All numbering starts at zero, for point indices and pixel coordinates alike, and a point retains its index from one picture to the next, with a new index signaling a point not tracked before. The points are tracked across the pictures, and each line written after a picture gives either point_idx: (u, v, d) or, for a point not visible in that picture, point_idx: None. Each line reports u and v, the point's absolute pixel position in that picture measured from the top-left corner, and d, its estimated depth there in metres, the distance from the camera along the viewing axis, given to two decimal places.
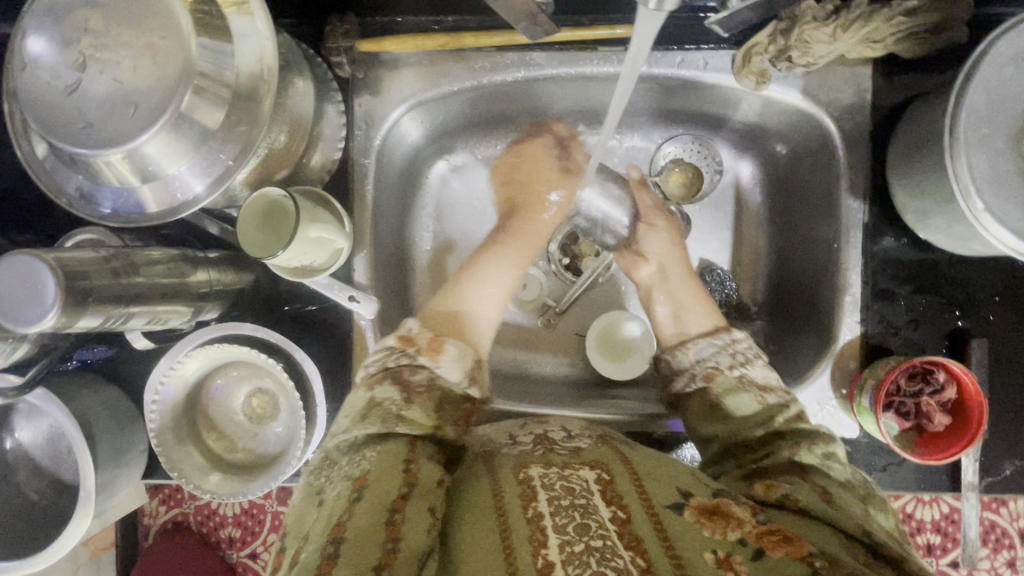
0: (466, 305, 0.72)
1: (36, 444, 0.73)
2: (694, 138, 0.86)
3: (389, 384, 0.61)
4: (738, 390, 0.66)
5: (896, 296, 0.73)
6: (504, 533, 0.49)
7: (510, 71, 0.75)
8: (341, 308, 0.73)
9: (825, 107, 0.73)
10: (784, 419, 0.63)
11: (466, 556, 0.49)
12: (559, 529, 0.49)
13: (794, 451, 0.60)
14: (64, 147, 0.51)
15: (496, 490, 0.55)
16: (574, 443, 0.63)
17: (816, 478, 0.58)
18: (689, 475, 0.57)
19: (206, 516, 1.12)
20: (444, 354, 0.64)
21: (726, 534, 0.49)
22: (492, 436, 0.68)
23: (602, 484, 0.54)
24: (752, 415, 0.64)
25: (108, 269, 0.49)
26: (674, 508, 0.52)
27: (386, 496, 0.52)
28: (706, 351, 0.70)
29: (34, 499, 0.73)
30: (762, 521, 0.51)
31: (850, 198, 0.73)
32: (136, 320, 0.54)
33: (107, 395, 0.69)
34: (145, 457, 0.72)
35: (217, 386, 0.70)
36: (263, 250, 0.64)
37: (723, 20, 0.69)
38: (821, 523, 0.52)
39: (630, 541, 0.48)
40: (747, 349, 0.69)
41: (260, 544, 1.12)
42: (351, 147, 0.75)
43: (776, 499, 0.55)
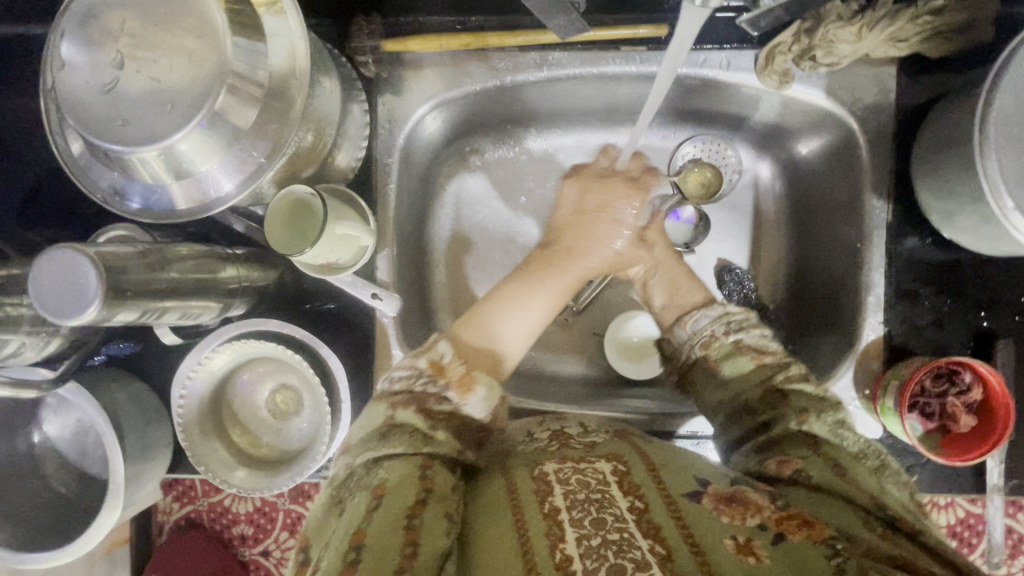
0: (493, 335, 0.69)
1: (62, 437, 0.75)
2: (712, 138, 0.87)
3: (412, 408, 0.59)
4: (737, 354, 0.65)
5: (919, 296, 0.73)
6: (521, 528, 0.50)
7: (533, 71, 0.76)
8: (363, 305, 0.73)
9: (849, 106, 0.73)
10: (786, 378, 0.62)
11: (485, 554, 0.49)
12: (575, 523, 0.49)
13: (803, 418, 0.59)
14: (101, 144, 0.52)
15: (512, 487, 0.55)
16: (590, 438, 0.63)
17: (828, 450, 0.57)
18: (707, 468, 0.57)
19: (220, 512, 1.13)
20: (474, 392, 0.61)
21: (746, 519, 0.49)
22: (511, 434, 0.68)
23: (618, 476, 0.54)
24: (751, 376, 0.64)
25: (143, 263, 0.49)
26: (690, 497, 0.52)
27: (404, 503, 0.52)
28: (703, 322, 0.70)
29: (59, 491, 0.74)
30: (780, 507, 0.51)
31: (873, 198, 0.73)
32: (169, 315, 0.55)
33: (134, 389, 0.70)
34: (169, 451, 0.73)
35: (242, 381, 0.71)
36: (291, 248, 0.65)
37: (750, 18, 0.68)
38: (841, 501, 0.52)
39: (648, 530, 0.48)
40: (743, 318, 0.68)
41: (273, 541, 1.13)
42: (374, 146, 0.76)
43: (790, 474, 0.56)
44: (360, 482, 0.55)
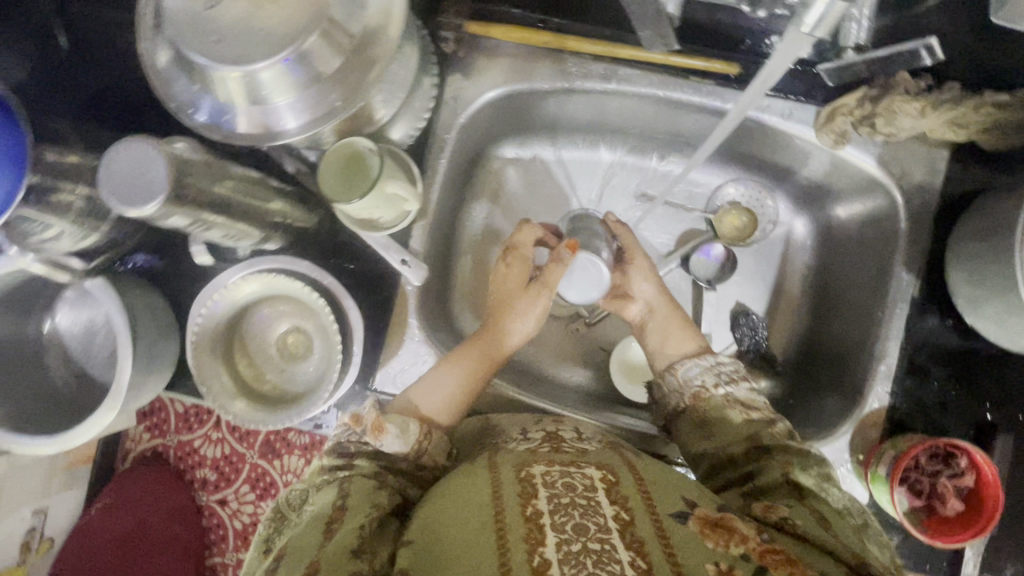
0: (435, 390, 0.71)
1: (71, 332, 0.75)
2: (756, 185, 0.90)
3: (333, 454, 0.64)
4: (726, 407, 0.68)
5: (930, 375, 0.73)
6: (499, 526, 0.50)
7: (601, 82, 0.77)
8: (389, 268, 0.74)
9: (896, 178, 0.74)
10: (771, 433, 0.64)
11: (448, 546, 0.50)
12: (556, 527, 0.49)
13: (788, 469, 0.60)
14: (190, 55, 0.54)
15: (496, 485, 0.56)
16: (582, 444, 0.65)
17: (815, 506, 0.57)
18: (695, 488, 0.58)
19: (186, 453, 1.25)
20: (387, 433, 0.62)
21: (728, 547, 0.49)
22: (506, 428, 0.73)
23: (607, 484, 0.55)
24: (739, 432, 0.66)
25: (202, 169, 0.50)
26: (677, 517, 0.52)
27: (321, 518, 0.56)
28: (693, 370, 0.72)
29: (56, 385, 0.74)
30: (765, 540, 0.51)
31: (901, 271, 0.74)
32: (214, 231, 0.57)
33: (153, 300, 0.71)
34: (171, 368, 0.74)
35: (261, 314, 0.72)
36: (337, 197, 0.66)
37: (833, 68, 0.73)
38: (820, 549, 0.51)
39: (631, 542, 0.48)
40: (731, 370, 0.71)
41: (232, 492, 1.24)
42: (436, 120, 0.78)
43: (775, 521, 0.54)
44: (293, 518, 0.59)
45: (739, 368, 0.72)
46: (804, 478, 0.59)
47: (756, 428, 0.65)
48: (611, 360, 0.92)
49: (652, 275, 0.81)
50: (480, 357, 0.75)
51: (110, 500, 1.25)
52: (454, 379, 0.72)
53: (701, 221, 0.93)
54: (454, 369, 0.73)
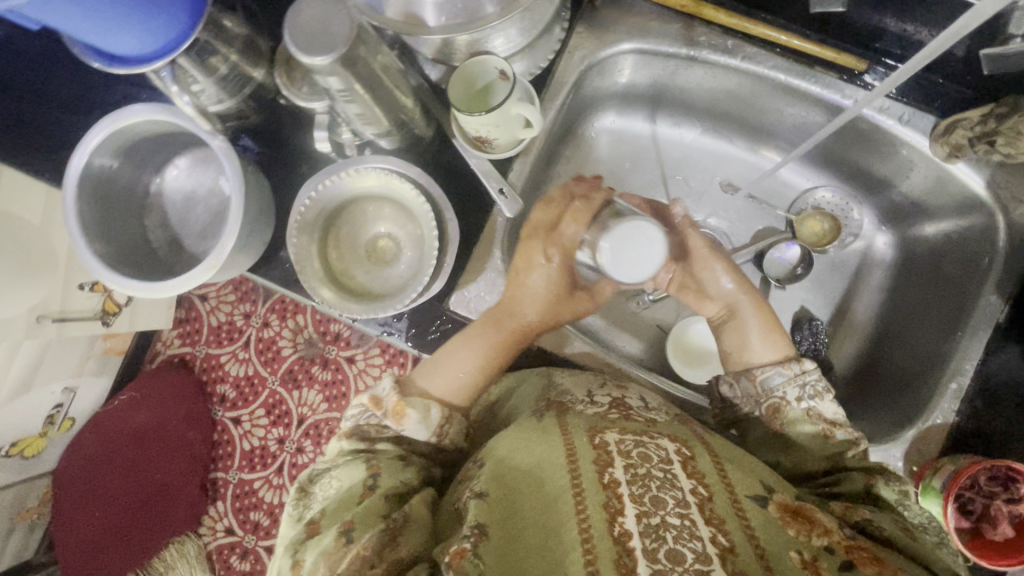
0: (451, 370, 0.68)
1: (173, 199, 0.78)
2: (845, 194, 0.91)
3: (357, 439, 0.64)
4: (806, 421, 0.67)
5: (1001, 402, 0.72)
6: (578, 491, 0.52)
7: (725, 56, 0.78)
8: (486, 195, 0.76)
9: (1003, 202, 0.74)
10: (854, 456, 0.65)
11: (526, 504, 0.53)
12: (635, 499, 0.51)
13: (870, 481, 0.62)
14: None
15: (570, 447, 0.57)
16: (650, 415, 0.66)
17: (896, 513, 0.58)
18: (771, 474, 0.59)
19: (213, 366, 1.33)
20: (408, 418, 0.64)
21: (812, 537, 0.51)
22: (570, 387, 0.72)
23: (683, 458, 0.56)
24: (819, 449, 0.66)
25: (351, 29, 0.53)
26: (756, 500, 0.54)
27: (353, 501, 0.58)
28: (776, 379, 0.69)
29: (150, 245, 0.77)
30: (849, 535, 0.53)
31: (990, 294, 0.74)
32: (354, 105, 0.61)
33: (262, 179, 0.73)
34: (260, 250, 0.75)
35: (359, 212, 0.74)
36: (462, 107, 0.68)
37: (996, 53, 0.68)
38: (909, 556, 0.53)
39: (710, 517, 0.50)
40: (818, 381, 0.68)
41: (247, 412, 1.31)
42: (557, 64, 0.79)
43: (857, 521, 0.57)
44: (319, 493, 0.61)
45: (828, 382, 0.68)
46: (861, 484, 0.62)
47: (841, 449, 0.65)
48: (668, 338, 0.93)
49: (732, 274, 0.78)
50: (503, 342, 0.70)
51: (137, 394, 1.30)
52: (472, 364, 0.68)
53: (781, 221, 0.94)
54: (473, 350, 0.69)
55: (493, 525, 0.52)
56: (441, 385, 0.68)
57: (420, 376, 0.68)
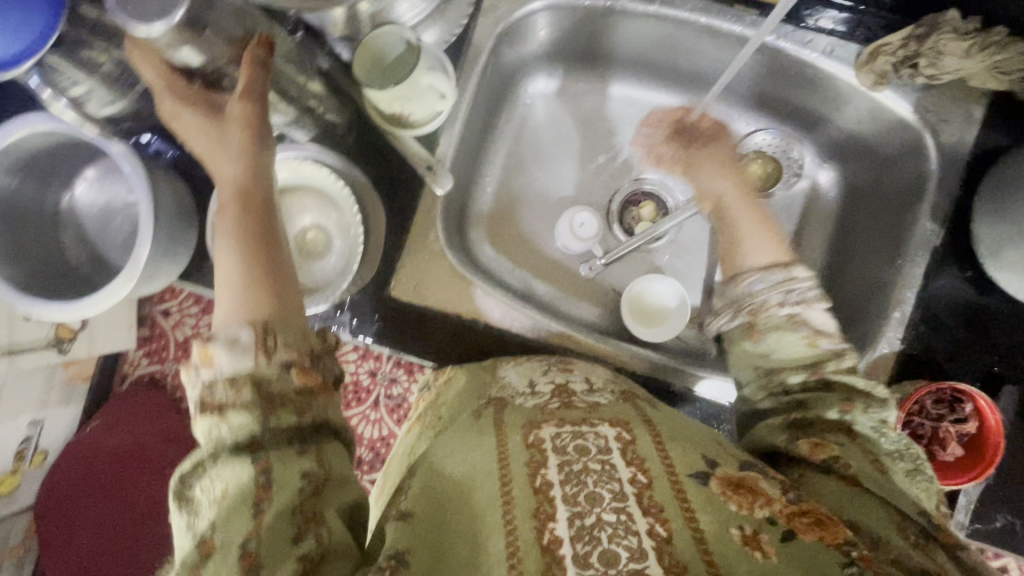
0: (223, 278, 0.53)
1: (89, 213, 0.75)
2: (784, 135, 0.90)
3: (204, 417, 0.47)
4: (785, 328, 0.63)
5: (944, 325, 0.73)
6: (507, 506, 0.51)
7: (643, 3, 0.76)
8: (413, 174, 0.73)
9: (932, 126, 0.73)
10: (835, 367, 0.60)
11: (457, 516, 0.53)
12: (568, 500, 0.49)
13: (847, 407, 0.59)
14: None
15: (504, 453, 0.56)
16: (593, 397, 0.64)
17: (868, 445, 0.57)
18: (716, 443, 0.58)
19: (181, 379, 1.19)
20: (218, 354, 0.48)
21: (753, 510, 0.50)
22: (511, 378, 0.69)
23: (622, 444, 0.54)
24: (797, 355, 0.62)
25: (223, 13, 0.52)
26: (699, 479, 0.52)
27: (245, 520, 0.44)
28: (757, 285, 0.66)
29: (70, 262, 0.73)
30: (793, 500, 0.51)
31: (926, 219, 0.74)
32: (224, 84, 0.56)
33: (174, 181, 0.70)
34: (186, 257, 0.73)
35: (283, 206, 0.71)
36: (371, 82, 0.65)
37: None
38: (874, 498, 0.53)
39: (647, 506, 0.49)
40: (806, 289, 0.64)
41: None
42: (472, 28, 0.75)
43: (824, 461, 0.57)
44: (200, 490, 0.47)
45: (817, 289, 0.64)
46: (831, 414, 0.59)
47: (820, 359, 0.61)
48: (625, 299, 0.91)
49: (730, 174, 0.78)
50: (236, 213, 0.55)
51: (107, 417, 1.21)
52: (234, 255, 0.54)
53: None
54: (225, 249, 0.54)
55: (416, 550, 0.50)
56: (233, 310, 0.52)
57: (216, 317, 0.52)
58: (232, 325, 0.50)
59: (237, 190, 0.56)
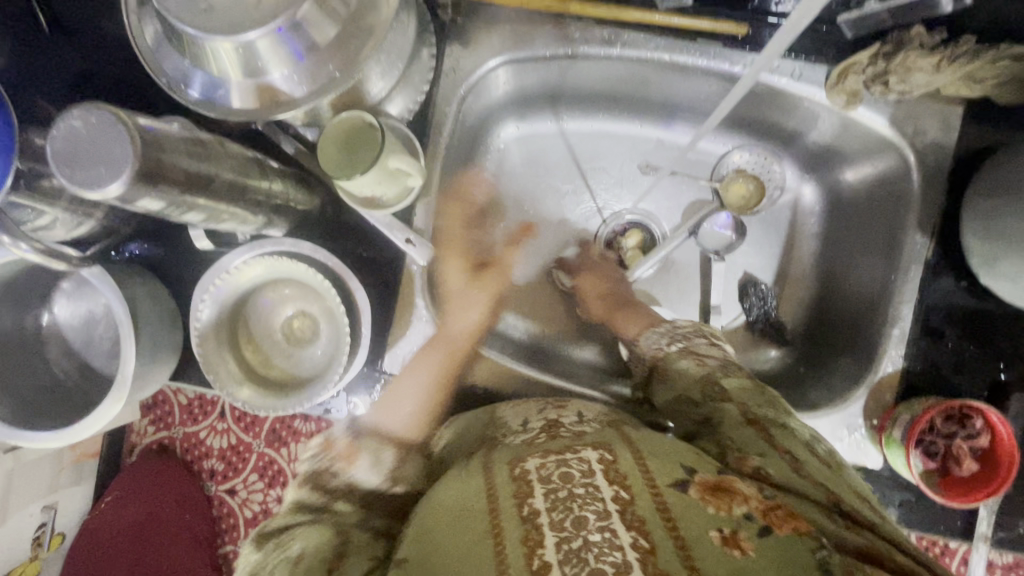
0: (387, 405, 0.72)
1: (71, 324, 0.73)
2: (763, 151, 0.88)
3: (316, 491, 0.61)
4: (681, 357, 0.69)
5: (944, 337, 0.72)
6: (495, 534, 0.48)
7: (604, 47, 0.74)
8: (394, 248, 0.72)
9: (910, 139, 0.72)
10: (724, 377, 0.64)
11: (448, 561, 0.48)
12: (555, 525, 0.47)
13: (744, 408, 0.60)
14: (179, 26, 0.51)
15: (490, 483, 0.53)
16: (581, 427, 0.61)
17: (787, 445, 0.56)
18: (691, 453, 0.55)
19: (192, 444, 1.12)
20: (358, 461, 0.65)
21: (731, 510, 0.48)
22: (508, 419, 0.66)
23: (605, 465, 0.52)
24: (693, 379, 0.65)
25: (183, 148, 0.45)
26: (677, 487, 0.50)
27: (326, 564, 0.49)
28: (654, 337, 0.75)
29: (58, 377, 0.72)
30: (767, 496, 0.50)
31: (915, 233, 0.73)
32: (195, 215, 0.51)
33: (153, 287, 0.69)
34: (176, 358, 0.72)
35: (266, 299, 0.70)
36: (338, 170, 0.64)
37: (853, 19, 0.71)
38: (797, 493, 0.51)
39: (631, 521, 0.47)
40: (687, 330, 0.74)
41: (241, 482, 1.12)
42: (435, 93, 0.74)
43: (749, 471, 0.54)
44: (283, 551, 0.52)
45: (698, 330, 0.73)
46: (793, 424, 0.59)
47: (708, 374, 0.65)
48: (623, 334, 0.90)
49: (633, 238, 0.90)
50: (433, 360, 0.74)
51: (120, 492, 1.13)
52: (413, 379, 0.73)
53: (707, 191, 0.91)
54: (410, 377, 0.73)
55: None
56: (399, 421, 0.71)
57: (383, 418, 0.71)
58: (375, 444, 0.68)
59: (449, 347, 0.76)
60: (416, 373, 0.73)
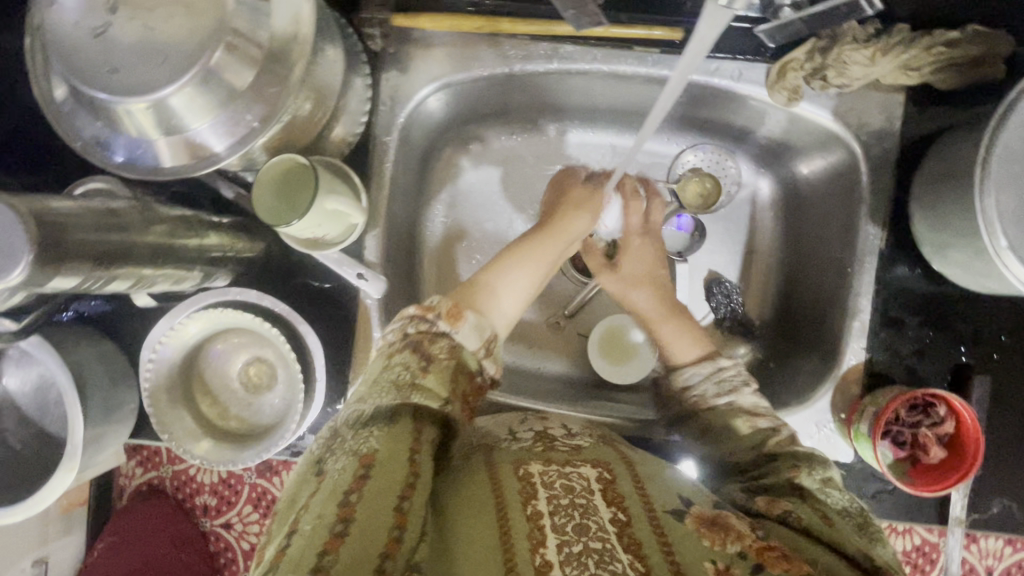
0: (496, 283, 0.70)
1: (22, 392, 0.71)
2: (716, 148, 0.86)
3: (409, 347, 0.59)
4: (733, 414, 0.67)
5: (904, 326, 0.72)
6: (503, 524, 0.48)
7: (542, 62, 0.73)
8: (347, 284, 0.71)
9: (854, 130, 0.72)
10: (777, 441, 0.63)
11: (463, 546, 0.47)
12: (558, 529, 0.47)
13: (794, 473, 0.59)
14: (87, 90, 0.49)
15: (496, 482, 0.54)
16: (574, 441, 0.62)
17: (819, 505, 0.56)
18: (695, 485, 0.56)
19: (184, 481, 1.01)
20: (464, 321, 0.63)
21: (725, 546, 0.48)
22: (491, 429, 0.68)
23: (603, 484, 0.53)
24: (744, 441, 0.65)
25: (91, 222, 0.44)
26: (673, 513, 0.50)
27: (397, 482, 0.48)
28: (694, 378, 0.73)
29: (16, 448, 0.71)
30: (762, 536, 0.50)
31: (867, 224, 0.73)
32: (118, 284, 0.49)
33: (101, 348, 0.68)
34: (134, 416, 0.71)
35: (216, 350, 0.69)
36: (276, 217, 0.62)
37: (771, 28, 0.69)
38: (824, 544, 0.50)
39: (628, 544, 0.47)
40: (733, 377, 0.70)
41: (236, 515, 1.00)
42: (374, 123, 0.73)
43: (779, 515, 0.54)
44: (348, 442, 0.52)
45: (745, 376, 0.71)
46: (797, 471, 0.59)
47: (764, 437, 0.64)
48: (590, 343, 0.89)
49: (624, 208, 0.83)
50: (543, 255, 0.74)
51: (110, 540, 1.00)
52: (522, 273, 0.72)
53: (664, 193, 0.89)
54: (517, 266, 0.72)
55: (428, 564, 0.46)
56: (511, 305, 0.70)
57: (488, 274, 0.71)
58: (478, 313, 0.65)
59: (546, 249, 0.75)
60: (531, 273, 0.73)
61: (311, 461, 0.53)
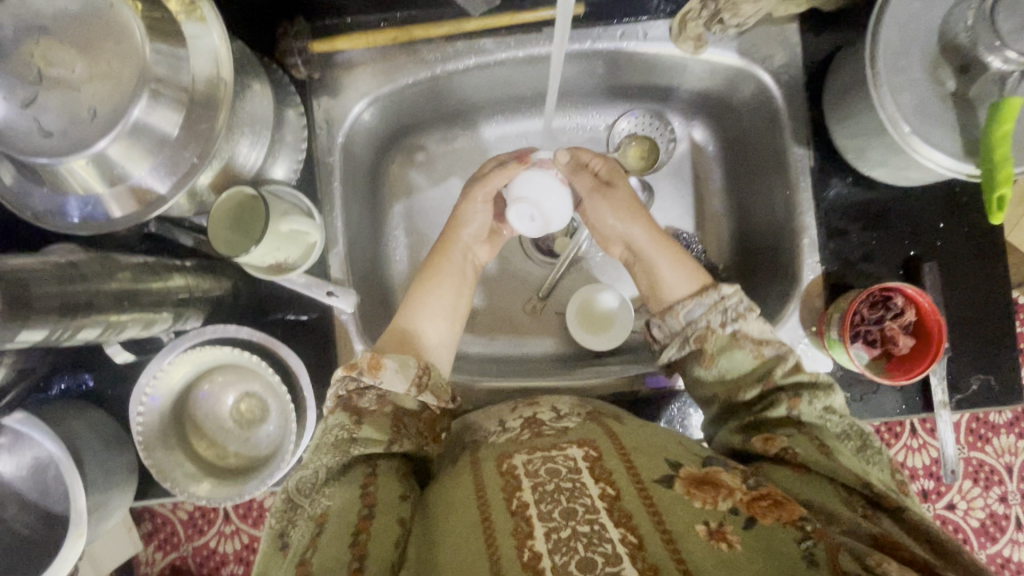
0: (419, 323, 0.70)
1: (20, 477, 0.71)
2: (645, 111, 0.90)
3: (340, 411, 0.61)
4: (734, 347, 0.64)
5: (849, 233, 0.76)
6: (486, 526, 0.49)
7: (461, 60, 0.77)
8: (319, 304, 0.73)
9: (760, 64, 0.77)
10: (782, 372, 0.62)
11: (442, 556, 0.49)
12: (545, 517, 0.49)
13: (794, 403, 0.60)
14: (26, 159, 0.51)
15: (480, 483, 0.55)
16: (562, 422, 0.62)
17: (815, 432, 0.58)
18: (680, 446, 0.57)
19: (206, 556, 1.03)
20: (385, 368, 0.62)
21: (717, 504, 0.50)
22: (480, 422, 0.68)
23: (590, 462, 0.54)
24: (750, 371, 0.64)
25: (51, 276, 0.48)
26: (663, 482, 0.52)
27: (347, 525, 0.52)
28: (697, 311, 0.67)
29: (22, 534, 0.71)
30: (753, 487, 0.52)
31: (794, 146, 0.77)
32: (89, 332, 0.52)
33: (90, 416, 0.68)
34: (135, 477, 0.72)
35: (204, 392, 0.70)
36: (235, 250, 0.67)
37: None
38: (821, 477, 0.54)
39: (620, 518, 0.48)
40: (738, 302, 0.65)
41: None
42: (314, 148, 0.76)
43: (776, 455, 0.57)
44: (306, 507, 0.56)
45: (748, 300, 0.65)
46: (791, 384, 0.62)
47: (769, 367, 0.63)
48: (569, 317, 0.91)
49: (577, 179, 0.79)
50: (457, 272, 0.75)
51: None
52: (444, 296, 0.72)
53: None
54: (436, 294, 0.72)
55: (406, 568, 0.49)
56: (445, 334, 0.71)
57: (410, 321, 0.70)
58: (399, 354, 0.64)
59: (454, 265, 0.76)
60: (447, 296, 0.73)
61: (271, 535, 0.55)
